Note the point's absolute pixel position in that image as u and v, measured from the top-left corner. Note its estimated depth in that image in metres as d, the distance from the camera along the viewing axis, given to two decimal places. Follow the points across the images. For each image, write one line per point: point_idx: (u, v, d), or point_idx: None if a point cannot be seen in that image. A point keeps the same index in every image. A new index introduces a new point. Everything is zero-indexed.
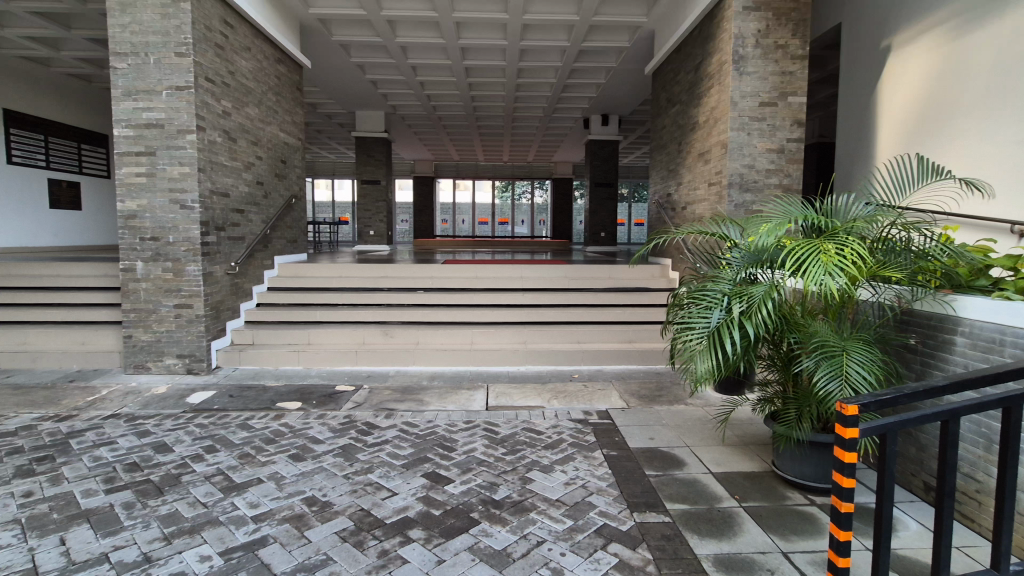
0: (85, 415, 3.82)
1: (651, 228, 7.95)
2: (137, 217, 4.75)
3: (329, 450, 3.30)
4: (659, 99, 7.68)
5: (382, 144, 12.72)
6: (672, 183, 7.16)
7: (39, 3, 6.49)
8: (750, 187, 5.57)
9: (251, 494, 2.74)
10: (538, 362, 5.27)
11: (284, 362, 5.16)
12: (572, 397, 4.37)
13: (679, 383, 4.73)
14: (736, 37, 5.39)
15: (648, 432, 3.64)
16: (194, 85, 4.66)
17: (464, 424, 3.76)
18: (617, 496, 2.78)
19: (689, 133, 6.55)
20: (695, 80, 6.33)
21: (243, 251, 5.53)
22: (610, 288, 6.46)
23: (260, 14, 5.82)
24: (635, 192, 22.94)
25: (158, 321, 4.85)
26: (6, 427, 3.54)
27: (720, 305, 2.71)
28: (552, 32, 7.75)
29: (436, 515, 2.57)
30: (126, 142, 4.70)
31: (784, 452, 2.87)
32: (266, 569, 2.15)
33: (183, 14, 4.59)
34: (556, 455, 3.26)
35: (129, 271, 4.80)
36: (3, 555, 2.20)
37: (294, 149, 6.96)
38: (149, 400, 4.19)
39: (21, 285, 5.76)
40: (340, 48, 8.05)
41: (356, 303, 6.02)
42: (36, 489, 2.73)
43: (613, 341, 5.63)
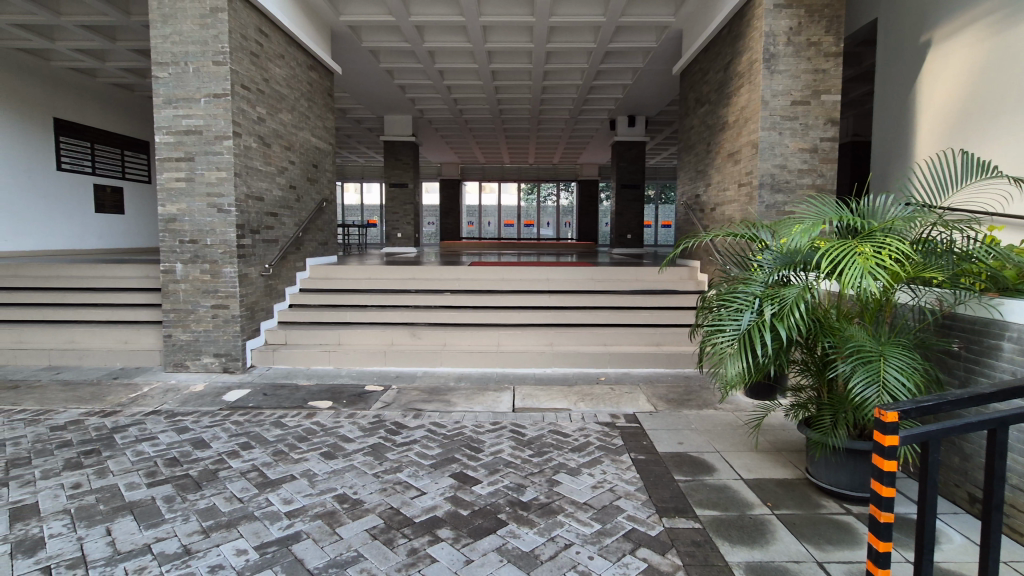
0: (127, 411, 3.97)
1: (679, 230, 7.84)
2: (177, 220, 4.92)
3: (360, 448, 3.36)
4: (687, 99, 7.58)
5: (409, 148, 12.89)
6: (700, 184, 7.05)
7: (86, 16, 6.80)
8: (782, 187, 5.45)
9: (284, 491, 2.81)
10: (565, 364, 5.26)
11: (316, 362, 5.28)
12: (599, 400, 4.35)
13: (708, 387, 4.66)
14: (767, 35, 5.28)
15: (677, 436, 3.60)
16: (230, 92, 4.81)
17: (491, 425, 3.78)
18: (646, 500, 2.75)
19: (718, 133, 6.45)
20: (724, 79, 6.22)
21: (277, 253, 5.69)
22: (637, 291, 6.41)
23: (293, 22, 5.97)
24: (663, 193, 22.63)
25: (196, 320, 5.02)
26: (57, 422, 3.71)
27: (751, 307, 2.67)
28: (578, 34, 7.73)
29: (464, 515, 2.59)
30: (167, 149, 4.87)
31: (819, 459, 2.79)
32: (299, 565, 2.20)
33: (221, 24, 4.75)
34: (583, 458, 3.25)
35: (169, 272, 4.98)
36: (54, 543, 2.31)
37: (325, 153, 7.11)
38: (187, 397, 4.33)
39: (71, 286, 6.05)
40: (369, 54, 8.19)
41: (385, 304, 6.12)
42: (84, 481, 2.86)
43: (641, 344, 5.57)
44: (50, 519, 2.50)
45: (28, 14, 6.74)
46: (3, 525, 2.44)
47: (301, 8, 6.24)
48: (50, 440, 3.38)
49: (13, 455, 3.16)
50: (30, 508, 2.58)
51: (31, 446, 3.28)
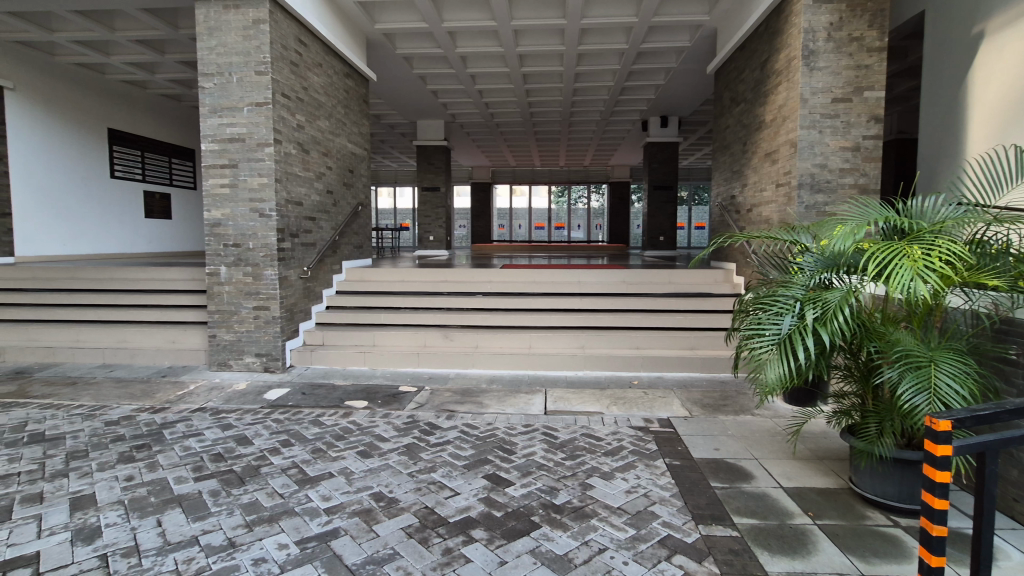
0: (175, 408, 4.15)
1: (714, 231, 7.69)
2: (222, 224, 5.11)
3: (394, 448, 3.42)
4: (722, 98, 7.44)
5: (441, 152, 13.06)
6: (736, 184, 6.90)
7: (138, 31, 7.14)
8: (822, 187, 5.29)
9: (323, 488, 2.88)
10: (597, 368, 5.23)
11: (351, 362, 5.39)
12: (632, 403, 4.30)
13: (746, 393, 4.54)
14: (806, 31, 5.14)
15: (713, 442, 3.53)
16: (272, 101, 4.98)
17: (524, 427, 3.79)
18: (681, 507, 2.71)
19: (755, 133, 6.30)
20: (761, 78, 6.08)
21: (315, 256, 5.85)
22: (671, 294, 6.31)
23: (330, 32, 6.14)
24: (696, 194, 22.26)
25: (240, 321, 5.20)
26: (111, 417, 3.90)
27: (792, 310, 2.59)
28: (610, 36, 7.70)
29: (498, 517, 2.60)
30: (212, 156, 5.07)
31: (864, 468, 2.69)
32: (338, 561, 2.25)
33: (263, 35, 4.93)
34: (617, 462, 3.22)
35: (213, 275, 5.17)
36: (111, 533, 2.43)
37: (361, 158, 7.27)
38: (231, 395, 4.49)
39: (123, 288, 6.36)
40: (403, 61, 8.36)
41: (418, 306, 6.21)
42: (136, 474, 3.00)
43: (675, 347, 5.48)
44: (106, 509, 2.63)
45: (85, 31, 7.14)
46: (65, 514, 2.58)
47: (337, 17, 6.40)
48: (105, 434, 3.55)
49: (72, 447, 3.34)
50: (89, 498, 2.73)
51: (88, 440, 3.46)
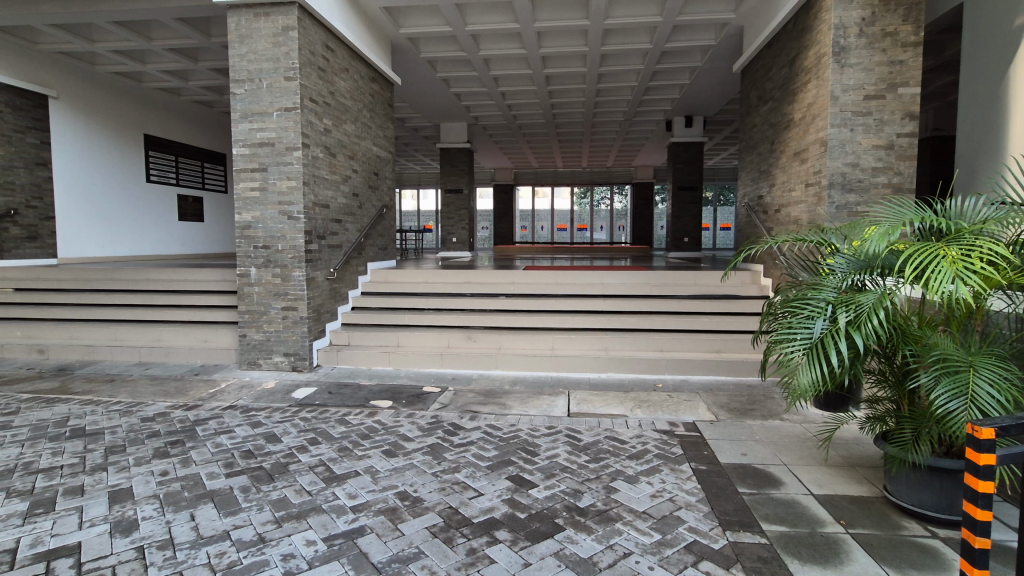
0: (207, 405, 4.26)
1: (741, 232, 7.56)
2: (252, 227, 5.23)
3: (419, 448, 3.45)
4: (749, 97, 7.31)
5: (464, 154, 13.13)
6: (764, 184, 6.76)
7: (174, 40, 7.39)
8: (854, 187, 5.15)
9: (349, 486, 2.92)
10: (621, 370, 5.19)
11: (376, 362, 5.46)
12: (657, 407, 4.26)
13: (774, 397, 4.45)
14: (837, 28, 5.01)
15: (741, 447, 3.46)
16: (300, 106, 5.08)
17: (547, 429, 3.79)
18: (708, 512, 2.67)
19: (783, 132, 6.17)
20: (789, 75, 5.96)
21: (341, 258, 5.94)
22: (696, 296, 6.22)
23: (356, 37, 6.24)
24: (721, 195, 21.92)
25: (269, 321, 5.32)
26: (146, 413, 4.03)
27: (823, 314, 2.54)
28: (634, 35, 7.64)
29: (522, 519, 2.60)
30: (243, 160, 5.20)
31: (899, 477, 2.61)
32: (364, 559, 2.27)
33: (292, 42, 5.04)
34: (641, 466, 3.19)
35: (244, 276, 5.30)
36: (147, 525, 2.51)
37: (385, 161, 7.37)
38: (260, 394, 4.59)
39: (158, 289, 6.56)
40: (427, 64, 8.44)
41: (442, 307, 6.26)
42: (170, 469, 3.09)
43: (700, 350, 5.39)
44: (143, 503, 2.72)
45: (124, 40, 7.41)
46: (104, 506, 2.68)
47: (363, 23, 6.50)
48: (141, 430, 3.67)
49: (110, 442, 3.46)
50: (126, 492, 2.82)
51: (126, 435, 3.58)
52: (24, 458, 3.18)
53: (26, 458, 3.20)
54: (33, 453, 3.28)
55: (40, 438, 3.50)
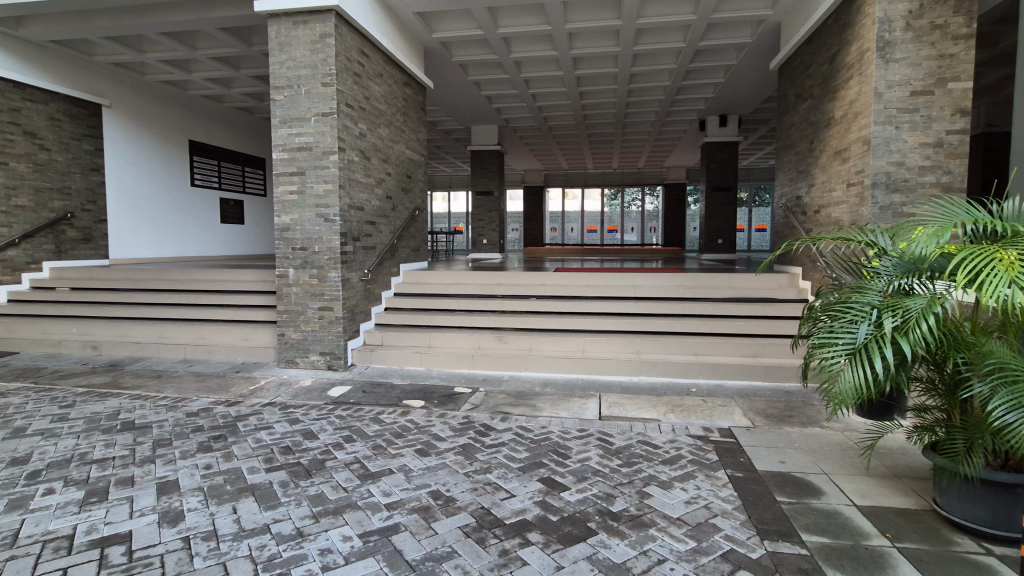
0: (247, 402, 4.40)
1: (778, 234, 7.35)
2: (290, 229, 5.39)
3: (451, 448, 3.48)
4: (786, 95, 7.12)
5: (495, 156, 13.20)
6: (803, 184, 6.56)
7: (217, 49, 7.67)
8: (899, 187, 4.95)
9: (384, 484, 2.97)
10: (653, 373, 5.12)
11: (408, 362, 5.54)
12: (690, 411, 4.18)
13: (814, 404, 4.31)
14: (881, 22, 4.83)
15: (778, 455, 3.37)
16: (337, 110, 5.20)
17: (578, 432, 3.76)
18: (745, 521, 2.61)
19: (823, 130, 5.98)
20: (830, 71, 5.77)
21: (374, 259, 6.06)
22: (731, 299, 6.09)
23: (390, 42, 6.35)
24: (756, 196, 21.42)
25: (306, 321, 5.46)
26: (191, 409, 4.19)
27: (868, 318, 2.45)
28: (666, 35, 7.54)
29: (554, 521, 2.59)
30: (282, 164, 5.35)
31: (949, 489, 2.50)
32: (399, 556, 2.31)
33: (329, 48, 5.16)
34: (675, 472, 3.14)
35: (282, 277, 5.46)
36: (192, 516, 2.61)
37: (418, 164, 7.47)
38: (298, 391, 4.71)
39: (201, 289, 6.82)
40: (458, 68, 8.52)
41: (473, 309, 6.30)
42: (214, 463, 3.21)
43: (736, 354, 5.27)
44: (188, 495, 2.83)
45: (171, 50, 7.73)
46: (153, 497, 2.80)
47: (397, 28, 6.61)
48: (186, 425, 3.82)
49: (158, 436, 3.61)
50: (172, 484, 2.94)
51: (172, 429, 3.73)
52: (80, 449, 3.35)
53: (81, 448, 3.37)
54: (87, 444, 3.44)
55: (94, 430, 3.68)
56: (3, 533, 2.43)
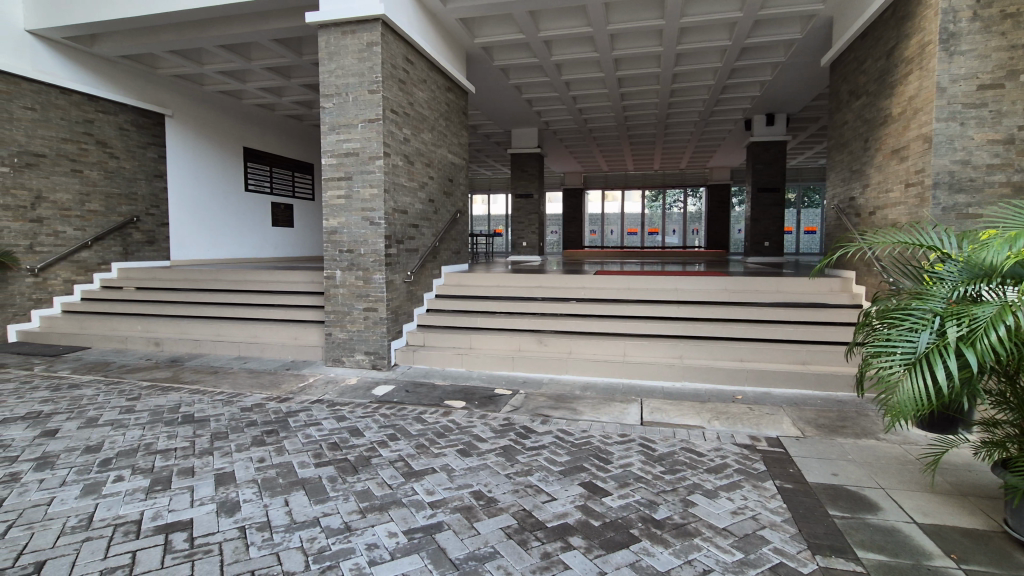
0: (297, 398, 4.57)
1: (829, 236, 7.06)
2: (337, 232, 5.56)
3: (492, 449, 3.51)
4: (839, 91, 6.84)
5: (535, 159, 13.24)
6: (856, 185, 6.29)
7: (270, 59, 8.00)
8: (964, 187, 4.68)
9: (426, 482, 3.03)
10: (697, 379, 5.01)
11: (450, 363, 5.62)
12: (736, 419, 4.08)
13: (869, 414, 4.12)
14: (945, 13, 4.58)
15: (830, 466, 3.24)
16: (382, 116, 5.34)
17: (619, 437, 3.73)
18: (795, 534, 2.52)
19: (879, 128, 5.72)
20: (886, 67, 5.52)
21: (417, 261, 6.17)
22: (779, 304, 5.89)
23: (433, 48, 6.47)
24: (805, 197, 20.65)
25: (351, 321, 5.61)
26: (245, 404, 4.39)
27: (929, 326, 2.34)
28: (711, 33, 7.38)
29: (596, 527, 2.58)
30: (330, 169, 5.53)
31: (1021, 509, 2.35)
32: (443, 554, 2.35)
33: (376, 56, 5.30)
34: (721, 481, 3.06)
35: (330, 278, 5.64)
36: (247, 507, 2.74)
37: (459, 168, 7.57)
38: (344, 389, 4.86)
39: (254, 289, 7.13)
40: (499, 71, 8.59)
41: (513, 311, 6.33)
42: (266, 456, 3.34)
43: (784, 361, 5.09)
44: (244, 486, 2.96)
45: (228, 61, 8.12)
46: (212, 487, 2.95)
47: (440, 34, 6.73)
48: (241, 419, 4.00)
49: (215, 429, 3.80)
50: (229, 475, 3.08)
51: (228, 423, 3.92)
52: (145, 439, 3.56)
53: (146, 439, 3.58)
54: (152, 435, 3.66)
55: (158, 421, 3.90)
56: (79, 515, 2.62)
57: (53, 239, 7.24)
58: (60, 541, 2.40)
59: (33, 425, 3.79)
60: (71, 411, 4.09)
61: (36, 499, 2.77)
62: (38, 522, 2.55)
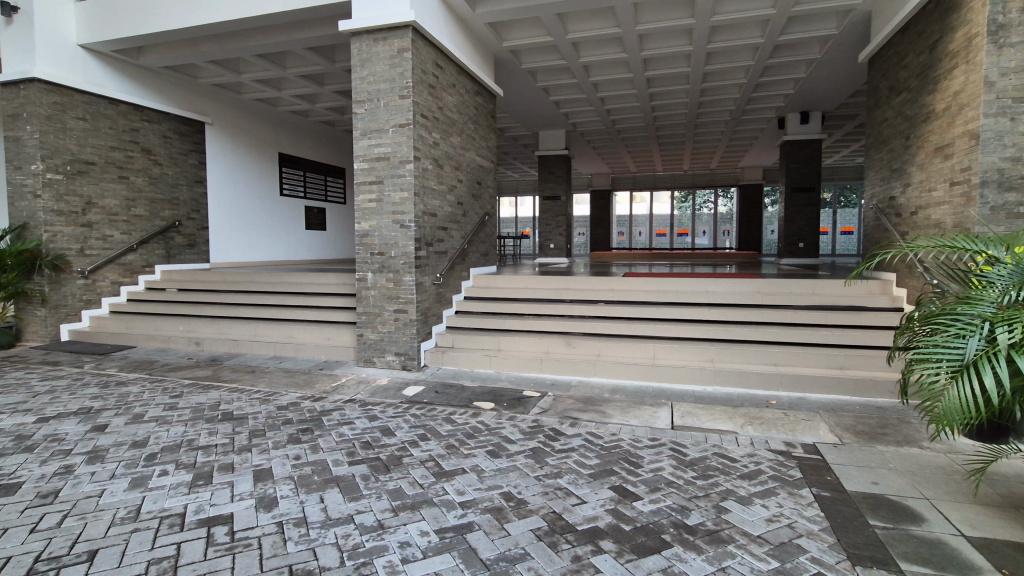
0: (331, 398, 4.68)
1: (868, 237, 6.84)
2: (369, 235, 5.66)
3: (521, 450, 3.52)
4: (878, 87, 6.63)
5: (562, 161, 13.22)
6: (897, 184, 6.08)
7: (305, 67, 8.20)
8: (1015, 185, 4.47)
9: (457, 483, 3.06)
10: (729, 384, 4.92)
11: (478, 365, 5.66)
12: (771, 425, 3.98)
13: (911, 422, 3.97)
14: (993, 4, 4.39)
15: (870, 475, 3.14)
16: (412, 121, 5.42)
17: (650, 441, 3.69)
18: (834, 543, 2.45)
19: (921, 125, 5.52)
20: (929, 61, 5.33)
21: (446, 263, 6.24)
22: (815, 306, 5.74)
23: (462, 53, 6.54)
24: (841, 197, 20.04)
25: (382, 322, 5.71)
26: (281, 402, 4.52)
27: (977, 331, 2.25)
28: (744, 31, 7.25)
29: (626, 531, 2.56)
30: (362, 174, 5.65)
31: None
32: (474, 554, 2.37)
33: (407, 62, 5.39)
34: (755, 487, 3.00)
35: (362, 280, 5.75)
36: (284, 503, 2.81)
37: (488, 170, 7.62)
38: (375, 389, 4.95)
39: (287, 291, 7.31)
40: (527, 74, 8.62)
41: (542, 313, 6.34)
42: (302, 454, 3.43)
43: (821, 366, 4.95)
44: (281, 483, 3.05)
45: (264, 70, 8.36)
46: (250, 483, 3.04)
47: (469, 39, 6.80)
48: (278, 417, 4.12)
49: (253, 426, 3.91)
50: (267, 472, 3.18)
51: (265, 421, 4.03)
52: (188, 436, 3.70)
53: (189, 435, 3.72)
54: (194, 431, 3.80)
55: (199, 418, 4.05)
56: (128, 507, 2.74)
57: (102, 243, 7.59)
58: (111, 532, 2.51)
59: (85, 420, 3.98)
60: (119, 407, 4.28)
61: (89, 490, 2.91)
62: (90, 513, 2.68)
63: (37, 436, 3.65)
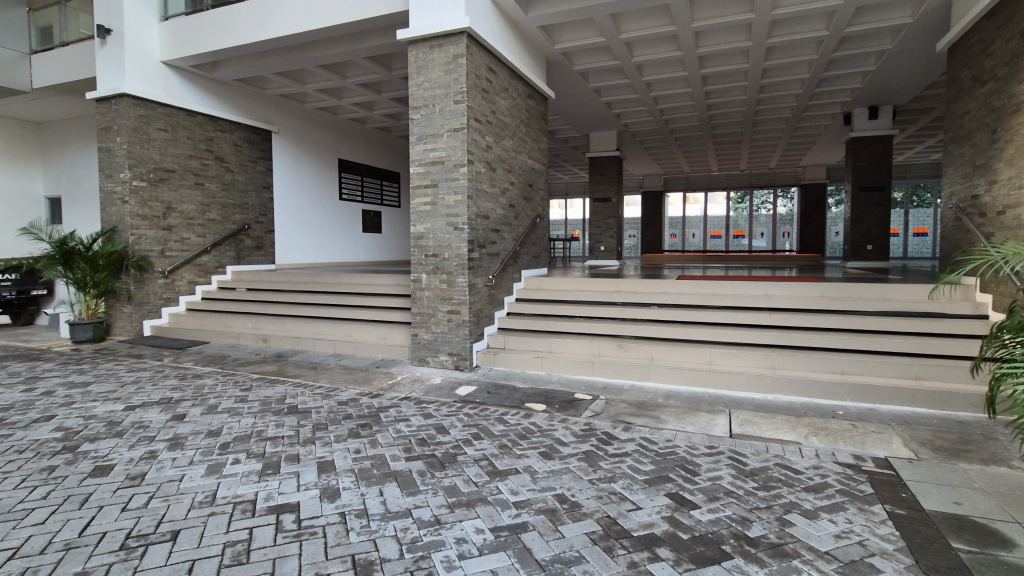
0: (387, 395, 4.83)
1: (947, 239, 6.39)
2: (423, 237, 5.81)
3: (574, 453, 3.51)
4: (959, 78, 6.18)
5: (613, 162, 13.06)
6: (980, 181, 5.65)
7: (363, 76, 8.51)
8: None
9: (510, 482, 3.08)
10: (792, 392, 4.72)
11: (530, 366, 5.69)
12: (837, 436, 3.79)
13: (998, 438, 3.67)
14: None
15: (951, 494, 2.92)
16: (466, 125, 5.51)
17: (707, 449, 3.60)
18: (911, 565, 2.30)
19: (1010, 117, 5.10)
20: (1020, 48, 4.92)
21: (498, 265, 6.30)
22: (887, 313, 5.40)
23: (515, 57, 6.61)
24: (913, 196, 18.79)
25: (436, 322, 5.83)
26: (341, 398, 4.70)
27: None
28: (807, 23, 6.96)
29: (684, 539, 2.51)
30: (418, 177, 5.80)
31: None
32: (529, 554, 2.39)
33: (461, 67, 5.49)
34: (821, 501, 2.87)
35: (416, 281, 5.90)
36: (346, 495, 2.93)
37: (539, 173, 7.65)
38: (429, 388, 5.07)
39: (345, 291, 7.59)
40: (579, 76, 8.58)
41: (593, 316, 6.29)
42: (362, 448, 3.56)
43: (893, 376, 4.65)
44: (342, 475, 3.17)
45: (326, 80, 8.74)
46: (314, 474, 3.18)
47: (522, 42, 6.85)
48: (338, 412, 4.29)
49: (316, 420, 4.09)
50: (330, 464, 3.31)
51: (327, 415, 4.21)
52: (257, 427, 3.92)
53: (258, 426, 3.94)
54: (262, 423, 4.01)
55: (266, 411, 4.28)
56: (205, 492, 2.93)
57: (180, 245, 8.15)
58: (191, 514, 2.69)
59: (165, 410, 4.29)
60: (195, 399, 4.58)
61: (170, 475, 3.13)
62: (173, 496, 2.89)
63: (125, 423, 3.96)
